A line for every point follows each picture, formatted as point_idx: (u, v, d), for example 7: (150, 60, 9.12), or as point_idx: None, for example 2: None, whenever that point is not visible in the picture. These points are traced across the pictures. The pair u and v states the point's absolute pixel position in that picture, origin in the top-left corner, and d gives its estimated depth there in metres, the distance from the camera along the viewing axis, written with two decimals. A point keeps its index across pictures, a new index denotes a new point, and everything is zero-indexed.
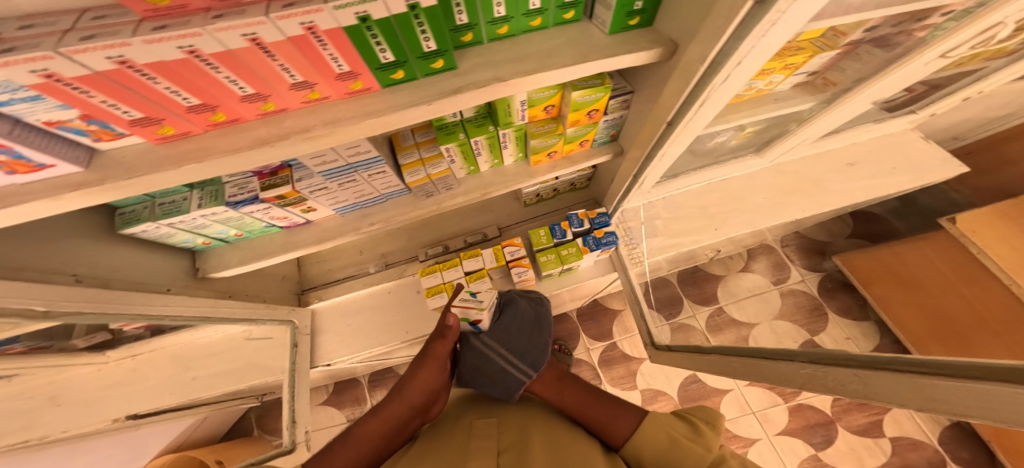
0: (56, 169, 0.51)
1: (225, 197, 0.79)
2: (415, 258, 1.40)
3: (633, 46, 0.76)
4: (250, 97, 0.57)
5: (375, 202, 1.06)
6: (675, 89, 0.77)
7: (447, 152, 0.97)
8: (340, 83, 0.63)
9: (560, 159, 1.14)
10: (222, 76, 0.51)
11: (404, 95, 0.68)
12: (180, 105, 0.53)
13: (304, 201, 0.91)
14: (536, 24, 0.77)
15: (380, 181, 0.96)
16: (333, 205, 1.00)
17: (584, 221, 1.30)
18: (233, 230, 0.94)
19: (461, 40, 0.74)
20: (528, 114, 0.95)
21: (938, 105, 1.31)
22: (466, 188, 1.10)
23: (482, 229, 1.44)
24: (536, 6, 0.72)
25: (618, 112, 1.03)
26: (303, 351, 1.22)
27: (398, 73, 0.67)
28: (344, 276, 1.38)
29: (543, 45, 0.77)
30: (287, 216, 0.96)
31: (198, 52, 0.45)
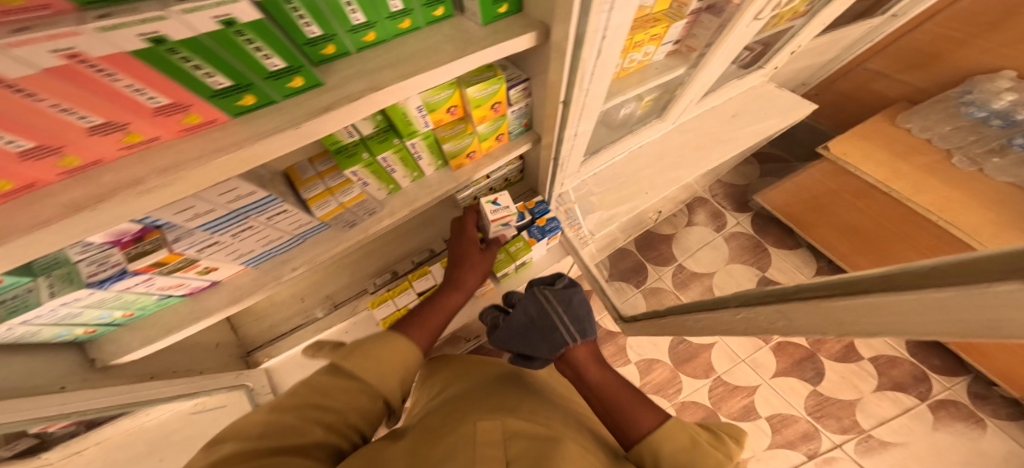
0: None
1: (84, 277, 0.56)
2: (364, 291, 1.28)
3: (508, 35, 0.60)
4: (164, 109, 0.40)
5: (290, 245, 0.82)
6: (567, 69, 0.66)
7: (356, 176, 0.77)
8: (166, 119, 0.41)
9: (483, 158, 0.97)
10: (121, 85, 0.34)
11: (263, 122, 0.47)
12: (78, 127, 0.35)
13: (198, 261, 0.68)
14: (406, 26, 0.57)
15: (286, 221, 0.73)
16: (235, 259, 0.76)
17: (524, 212, 1.14)
18: (120, 311, 0.73)
19: (362, 42, 0.54)
20: (431, 121, 0.78)
21: (779, 58, 1.22)
22: (392, 208, 0.90)
23: (428, 247, 1.35)
24: (399, 5, 0.53)
25: (522, 102, 0.87)
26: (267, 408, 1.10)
27: (250, 98, 0.46)
28: (290, 329, 1.24)
29: (417, 46, 0.57)
30: (183, 282, 0.74)
31: (81, 58, 0.28)
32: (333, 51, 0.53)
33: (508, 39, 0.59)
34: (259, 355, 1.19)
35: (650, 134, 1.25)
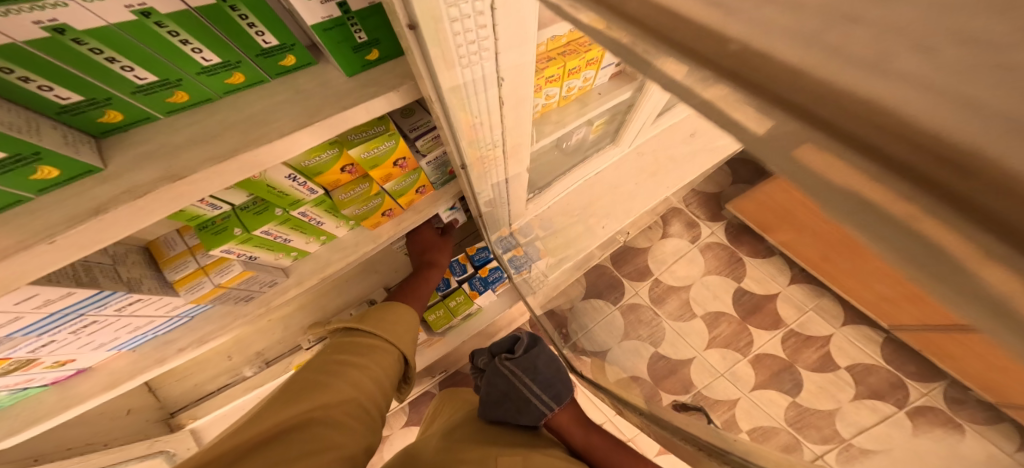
0: None
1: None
2: (300, 347, 0.96)
3: (380, 87, 0.42)
4: None
5: (167, 326, 0.58)
6: (461, 124, 0.48)
7: (233, 253, 0.53)
8: None
9: (405, 213, 0.69)
10: None
11: (0, 236, 0.29)
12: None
13: (41, 359, 0.48)
14: (240, 81, 0.39)
15: (152, 307, 0.50)
16: (98, 348, 0.53)
17: (465, 265, 0.92)
18: None
19: (280, 67, 0.40)
20: (316, 186, 0.53)
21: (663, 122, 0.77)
22: (299, 276, 0.64)
23: (368, 295, 0.96)
24: (211, 59, 0.35)
25: (438, 150, 0.61)
26: None
27: (54, 170, 0.29)
28: (219, 389, 0.94)
29: (262, 105, 0.39)
30: (31, 378, 0.51)
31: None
32: (243, 80, 0.39)
33: (382, 94, 0.42)
34: (183, 415, 0.91)
35: (602, 163, 0.89)
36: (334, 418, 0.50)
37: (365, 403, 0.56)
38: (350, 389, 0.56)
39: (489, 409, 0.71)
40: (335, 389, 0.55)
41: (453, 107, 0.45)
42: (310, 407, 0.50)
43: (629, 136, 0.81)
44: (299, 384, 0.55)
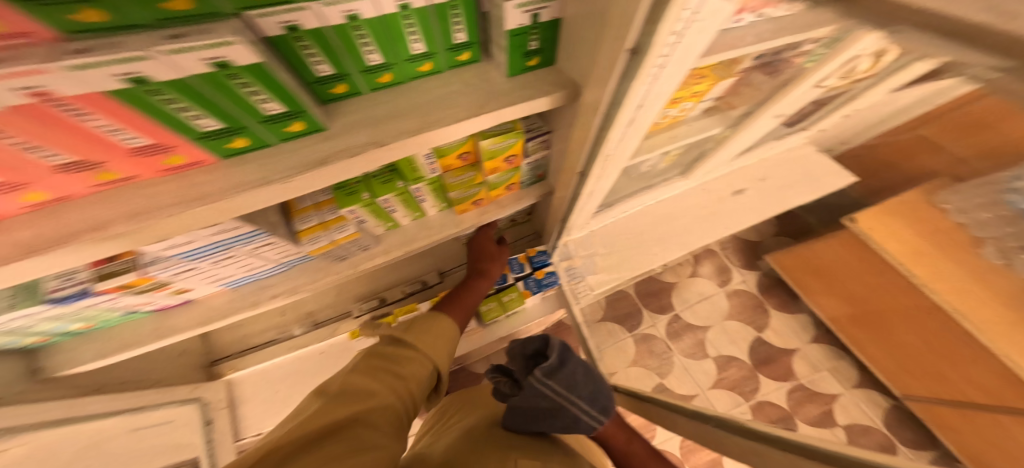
0: None
1: (45, 290, 0.48)
2: (349, 315, 1.08)
3: (531, 92, 0.46)
4: (143, 150, 0.31)
5: (269, 271, 0.65)
6: (579, 129, 0.51)
7: (353, 214, 0.58)
8: (142, 159, 0.32)
9: (491, 206, 0.77)
10: (93, 126, 0.27)
11: (251, 170, 0.37)
12: (29, 167, 0.27)
13: (173, 284, 0.53)
14: (427, 70, 0.45)
15: (273, 252, 0.55)
16: (214, 282, 0.57)
17: (525, 264, 0.94)
18: (79, 324, 0.59)
19: (456, 61, 0.47)
20: (442, 167, 0.60)
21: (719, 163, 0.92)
22: (388, 246, 0.70)
23: (421, 277, 1.09)
24: (421, 49, 0.41)
25: (539, 154, 0.67)
26: (223, 428, 0.93)
27: (302, 126, 0.37)
28: (263, 343, 1.04)
29: (438, 95, 0.47)
30: (154, 301, 0.59)
31: (58, 96, 0.23)
32: (429, 69, 0.45)
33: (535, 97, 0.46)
34: (223, 366, 0.99)
35: (665, 194, 0.99)
36: (375, 421, 0.44)
37: (401, 411, 0.50)
38: (389, 395, 0.50)
39: (524, 420, 0.65)
40: (377, 393, 0.49)
41: (584, 109, 0.47)
42: (357, 409, 0.45)
43: (700, 169, 0.94)
44: (347, 386, 0.49)
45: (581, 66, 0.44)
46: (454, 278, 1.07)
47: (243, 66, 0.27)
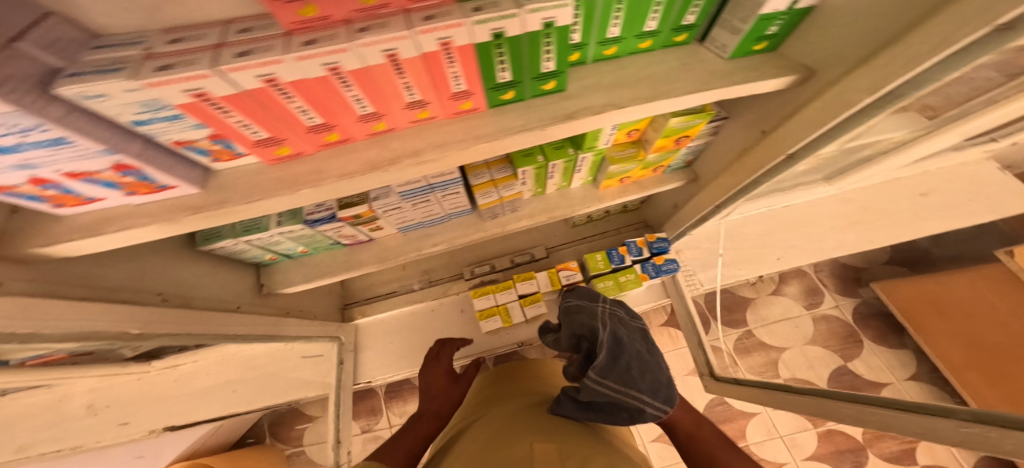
0: (178, 191, 0.42)
1: (304, 215, 0.67)
2: (460, 277, 1.19)
3: (755, 74, 0.48)
4: (457, 94, 0.48)
5: (436, 221, 0.85)
6: (801, 116, 0.47)
7: (522, 175, 0.74)
8: (451, 102, 0.48)
9: (632, 185, 0.85)
10: (451, 70, 0.44)
11: (513, 118, 0.50)
12: (402, 100, 0.45)
13: (377, 220, 0.76)
14: (643, 48, 0.53)
15: (453, 199, 0.77)
16: (399, 222, 0.80)
17: (644, 249, 0.98)
18: (301, 247, 0.77)
19: (671, 42, 0.53)
20: (613, 140, 0.70)
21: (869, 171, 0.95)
22: (532, 210, 0.86)
23: (529, 249, 1.18)
24: (651, 27, 0.49)
25: (703, 139, 0.71)
26: (348, 370, 1.07)
27: (553, 84, 0.50)
28: (387, 292, 1.19)
29: (653, 69, 0.52)
30: (355, 234, 0.78)
31: (450, 46, 0.40)
32: (645, 47, 0.53)
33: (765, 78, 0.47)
34: (355, 310, 1.15)
35: (796, 198, 1.01)
36: None
37: None
38: None
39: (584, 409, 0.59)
40: None
41: (822, 97, 0.44)
42: None
43: (848, 178, 0.97)
44: None
45: (832, 49, 0.43)
46: (560, 255, 1.16)
47: (559, 26, 0.41)
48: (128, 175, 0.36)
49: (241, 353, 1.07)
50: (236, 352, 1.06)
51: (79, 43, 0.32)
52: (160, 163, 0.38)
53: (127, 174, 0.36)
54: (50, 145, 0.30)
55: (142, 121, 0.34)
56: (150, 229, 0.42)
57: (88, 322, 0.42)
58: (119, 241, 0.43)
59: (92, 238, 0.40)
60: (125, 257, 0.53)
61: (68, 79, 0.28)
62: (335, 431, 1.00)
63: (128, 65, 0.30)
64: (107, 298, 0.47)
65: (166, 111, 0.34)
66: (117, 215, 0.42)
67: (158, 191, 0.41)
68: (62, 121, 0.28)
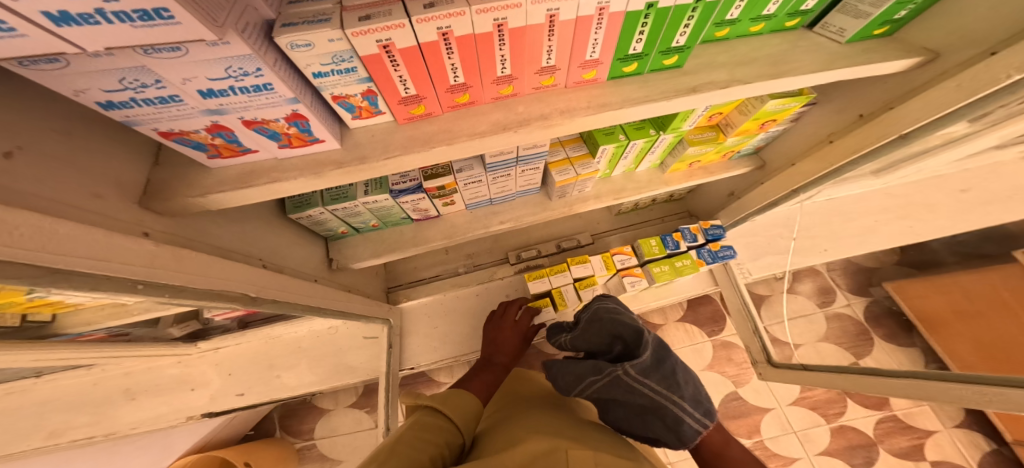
0: (323, 147, 0.43)
1: (390, 184, 0.67)
2: (505, 261, 1.18)
3: (872, 59, 0.49)
4: (586, 63, 0.48)
5: (504, 199, 0.85)
6: (926, 95, 0.47)
7: (601, 155, 0.74)
8: (577, 71, 0.49)
9: (698, 170, 0.87)
10: (592, 37, 0.44)
11: (633, 90, 0.51)
12: (537, 65, 0.46)
13: (453, 195, 0.76)
14: (755, 31, 0.54)
15: (528, 176, 0.77)
16: (470, 199, 0.80)
17: (698, 236, 0.99)
18: (373, 221, 0.77)
19: (782, 26, 0.54)
20: (696, 123, 0.71)
21: (913, 170, 1.01)
22: (599, 192, 0.87)
23: (574, 236, 1.19)
24: (770, 9, 0.51)
25: (781, 126, 0.73)
26: (396, 353, 1.06)
27: (675, 59, 0.51)
28: (431, 276, 1.18)
29: (766, 52, 0.53)
30: (428, 209, 0.78)
31: (604, 12, 0.41)
32: (757, 30, 0.54)
33: (890, 60, 0.49)
34: (399, 293, 1.14)
35: (843, 192, 1.06)
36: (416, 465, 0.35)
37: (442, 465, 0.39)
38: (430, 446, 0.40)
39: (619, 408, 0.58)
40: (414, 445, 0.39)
41: (955, 77, 0.44)
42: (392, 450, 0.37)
43: (896, 172, 1.00)
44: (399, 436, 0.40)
45: (967, 33, 0.44)
46: (605, 242, 1.18)
47: (709, 0, 0.42)
48: (295, 124, 0.37)
49: (282, 335, 1.05)
50: (276, 334, 1.03)
51: None
52: (320, 115, 0.39)
53: (294, 123, 0.37)
54: (255, 91, 0.31)
55: (321, 72, 0.36)
56: (291, 186, 0.42)
57: (215, 281, 0.41)
58: (257, 197, 0.42)
59: (240, 190, 0.40)
60: (233, 218, 0.52)
61: (284, 28, 0.31)
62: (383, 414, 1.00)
63: (332, 17, 0.33)
64: (226, 258, 0.46)
65: (347, 61, 0.36)
66: (259, 170, 0.41)
67: (309, 144, 0.41)
68: (275, 66, 0.30)
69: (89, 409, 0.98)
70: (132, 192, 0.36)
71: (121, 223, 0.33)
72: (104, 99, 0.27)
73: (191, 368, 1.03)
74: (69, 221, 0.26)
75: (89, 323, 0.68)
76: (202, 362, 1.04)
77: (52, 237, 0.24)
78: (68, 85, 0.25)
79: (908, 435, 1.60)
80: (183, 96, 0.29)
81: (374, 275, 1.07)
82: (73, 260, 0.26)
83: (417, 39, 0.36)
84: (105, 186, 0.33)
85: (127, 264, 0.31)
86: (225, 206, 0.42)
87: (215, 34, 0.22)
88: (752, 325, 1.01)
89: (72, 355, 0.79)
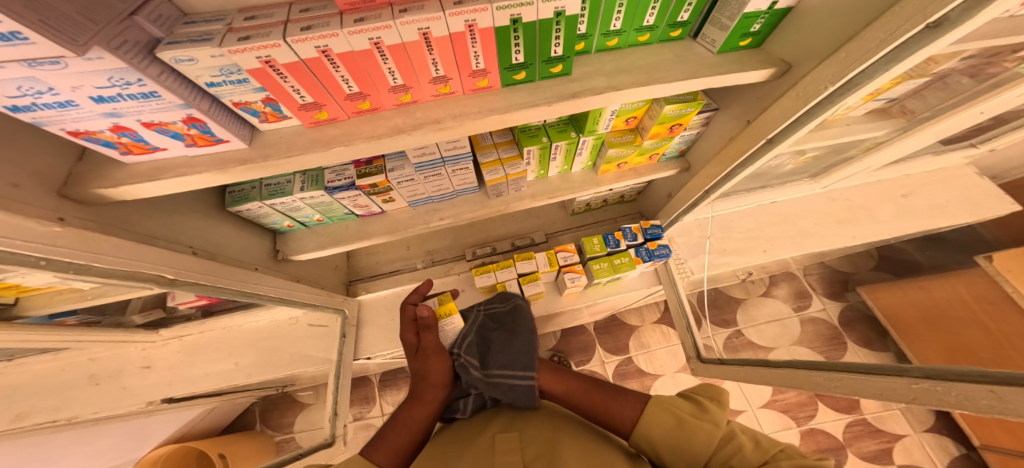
0: (229, 146, 0.49)
1: (325, 182, 0.72)
2: (462, 257, 1.23)
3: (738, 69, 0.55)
4: (476, 72, 0.54)
5: (445, 197, 0.91)
6: (782, 102, 0.53)
7: (527, 155, 0.79)
8: (469, 79, 0.54)
9: (628, 171, 0.92)
10: (472, 50, 0.49)
11: (522, 96, 0.57)
12: (428, 75, 0.51)
13: (390, 192, 0.81)
14: (642, 41, 0.60)
15: (461, 175, 0.82)
16: (410, 197, 0.86)
17: (638, 234, 1.04)
18: (317, 215, 0.83)
19: (667, 37, 0.60)
20: (613, 126, 0.77)
21: (843, 173, 1.12)
22: (535, 191, 0.92)
23: (529, 234, 1.24)
24: (649, 22, 0.56)
25: (694, 130, 0.79)
26: (350, 343, 1.10)
27: (560, 67, 0.57)
28: (392, 271, 1.24)
29: (650, 61, 0.58)
30: (368, 205, 0.83)
31: (473, 28, 0.46)
32: (643, 40, 0.59)
33: (748, 70, 0.54)
34: (358, 286, 1.19)
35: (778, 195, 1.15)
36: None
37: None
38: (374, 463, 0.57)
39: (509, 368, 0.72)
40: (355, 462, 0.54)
41: (798, 87, 0.50)
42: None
43: (831, 176, 1.13)
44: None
45: (808, 48, 0.50)
46: (559, 240, 1.22)
47: (568, 15, 0.48)
48: (193, 127, 0.43)
49: (245, 326, 1.11)
50: (239, 324, 1.09)
51: (177, 19, 0.42)
52: (220, 118, 0.45)
53: (192, 126, 0.43)
54: (144, 98, 0.37)
55: (215, 83, 0.42)
56: (199, 178, 0.48)
57: (129, 262, 0.47)
58: (168, 188, 0.48)
59: (149, 182, 0.46)
60: (164, 209, 0.58)
61: (168, 45, 0.36)
62: (334, 401, 1.04)
63: (215, 36, 0.39)
64: (148, 242, 0.52)
65: (237, 74, 0.41)
66: (171, 165, 0.47)
67: (214, 144, 0.47)
68: (159, 77, 0.36)
69: (58, 394, 1.04)
70: (51, 182, 0.42)
71: (35, 207, 0.38)
72: (8, 106, 0.33)
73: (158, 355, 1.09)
74: None
75: (49, 306, 0.74)
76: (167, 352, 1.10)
77: None
78: None
79: (876, 440, 1.57)
80: (78, 102, 0.35)
81: (333, 269, 1.13)
82: None
83: (297, 57, 0.42)
84: (21, 176, 0.38)
85: (27, 242, 0.36)
86: (139, 196, 0.48)
87: (74, 50, 0.28)
88: (688, 322, 1.05)
89: (40, 338, 0.86)
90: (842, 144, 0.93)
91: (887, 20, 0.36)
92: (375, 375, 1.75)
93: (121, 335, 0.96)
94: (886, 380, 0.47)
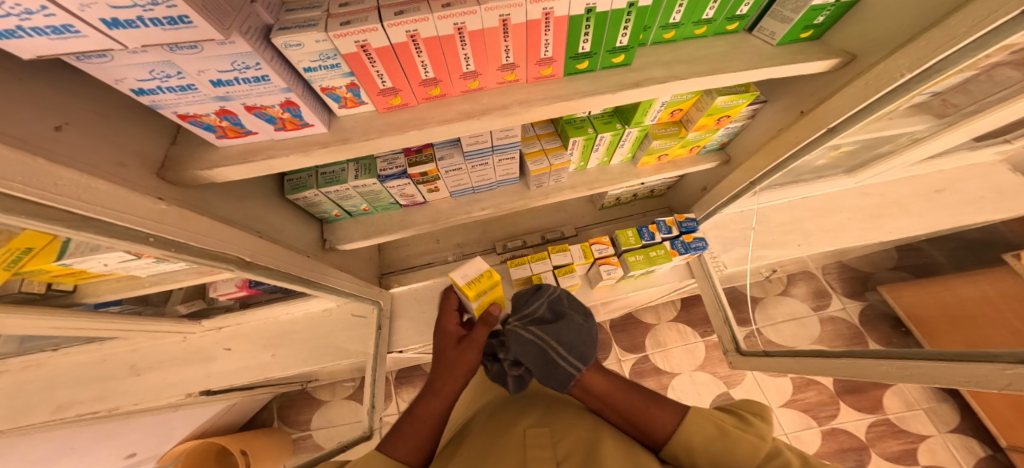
0: (312, 130, 0.50)
1: (378, 170, 0.74)
2: (492, 251, 1.24)
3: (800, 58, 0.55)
4: (543, 61, 0.55)
5: (486, 187, 0.92)
6: (847, 91, 0.54)
7: (573, 146, 0.80)
8: (535, 67, 0.56)
9: (668, 164, 0.93)
10: (544, 39, 0.51)
11: (584, 85, 0.58)
12: (498, 63, 0.53)
13: (436, 181, 0.82)
14: (699, 34, 0.61)
15: (505, 165, 0.84)
16: (453, 187, 0.87)
17: (672, 227, 1.05)
18: (363, 205, 0.85)
19: (724, 29, 0.61)
20: (659, 118, 0.78)
21: (878, 168, 1.15)
22: (575, 183, 0.93)
23: (559, 228, 1.25)
24: (710, 14, 0.57)
25: (741, 122, 0.79)
26: (385, 335, 1.11)
27: (622, 57, 0.58)
28: (422, 264, 1.25)
29: (709, 51, 0.59)
30: (413, 194, 0.85)
31: (550, 16, 0.47)
32: (701, 33, 0.60)
33: (810, 60, 0.55)
34: (390, 279, 1.21)
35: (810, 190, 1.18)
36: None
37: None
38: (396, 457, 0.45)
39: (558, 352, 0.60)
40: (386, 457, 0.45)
41: (868, 74, 0.50)
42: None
43: (865, 171, 1.17)
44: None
45: (878, 37, 0.50)
46: (589, 234, 1.23)
47: (640, 6, 0.49)
48: (287, 110, 0.45)
49: (281, 317, 1.13)
50: (275, 315, 1.11)
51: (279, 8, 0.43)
52: (309, 102, 0.46)
53: (286, 110, 0.44)
54: (255, 82, 0.39)
55: (311, 68, 0.44)
56: (282, 162, 0.50)
57: (216, 243, 0.49)
58: (253, 172, 0.50)
59: (240, 165, 0.47)
60: (235, 194, 0.59)
61: (280, 31, 0.38)
62: (371, 394, 1.03)
63: (319, 22, 0.40)
64: (229, 224, 0.53)
65: (332, 59, 0.43)
66: (257, 149, 0.49)
67: (300, 128, 0.49)
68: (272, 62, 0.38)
69: (99, 384, 1.06)
70: (152, 164, 0.43)
71: (140, 185, 0.40)
72: (137, 88, 0.35)
73: (195, 346, 1.11)
74: (99, 177, 0.33)
75: (109, 293, 0.76)
76: (204, 342, 1.12)
77: (86, 191, 0.32)
78: (112, 76, 0.33)
79: (900, 440, 1.55)
80: (198, 85, 0.37)
81: (367, 261, 1.15)
82: (91, 207, 0.32)
83: (389, 41, 0.43)
84: (128, 157, 0.40)
85: (137, 216, 0.38)
86: (226, 179, 0.49)
87: (221, 33, 0.29)
88: (725, 316, 1.05)
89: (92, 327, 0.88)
90: (879, 139, 0.93)
91: (976, 8, 0.37)
92: (395, 371, 1.76)
93: (166, 325, 0.98)
94: (969, 366, 0.47)
